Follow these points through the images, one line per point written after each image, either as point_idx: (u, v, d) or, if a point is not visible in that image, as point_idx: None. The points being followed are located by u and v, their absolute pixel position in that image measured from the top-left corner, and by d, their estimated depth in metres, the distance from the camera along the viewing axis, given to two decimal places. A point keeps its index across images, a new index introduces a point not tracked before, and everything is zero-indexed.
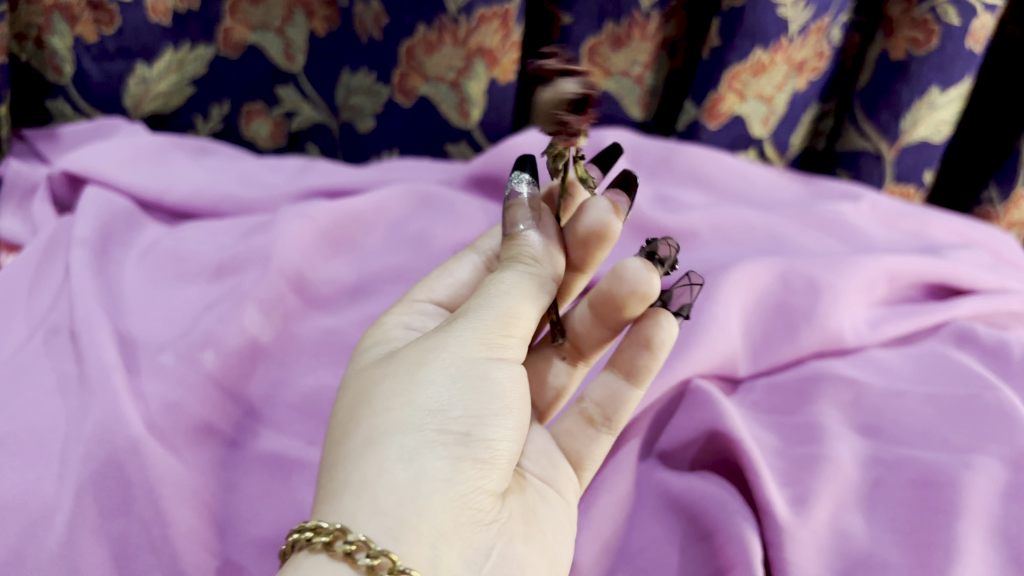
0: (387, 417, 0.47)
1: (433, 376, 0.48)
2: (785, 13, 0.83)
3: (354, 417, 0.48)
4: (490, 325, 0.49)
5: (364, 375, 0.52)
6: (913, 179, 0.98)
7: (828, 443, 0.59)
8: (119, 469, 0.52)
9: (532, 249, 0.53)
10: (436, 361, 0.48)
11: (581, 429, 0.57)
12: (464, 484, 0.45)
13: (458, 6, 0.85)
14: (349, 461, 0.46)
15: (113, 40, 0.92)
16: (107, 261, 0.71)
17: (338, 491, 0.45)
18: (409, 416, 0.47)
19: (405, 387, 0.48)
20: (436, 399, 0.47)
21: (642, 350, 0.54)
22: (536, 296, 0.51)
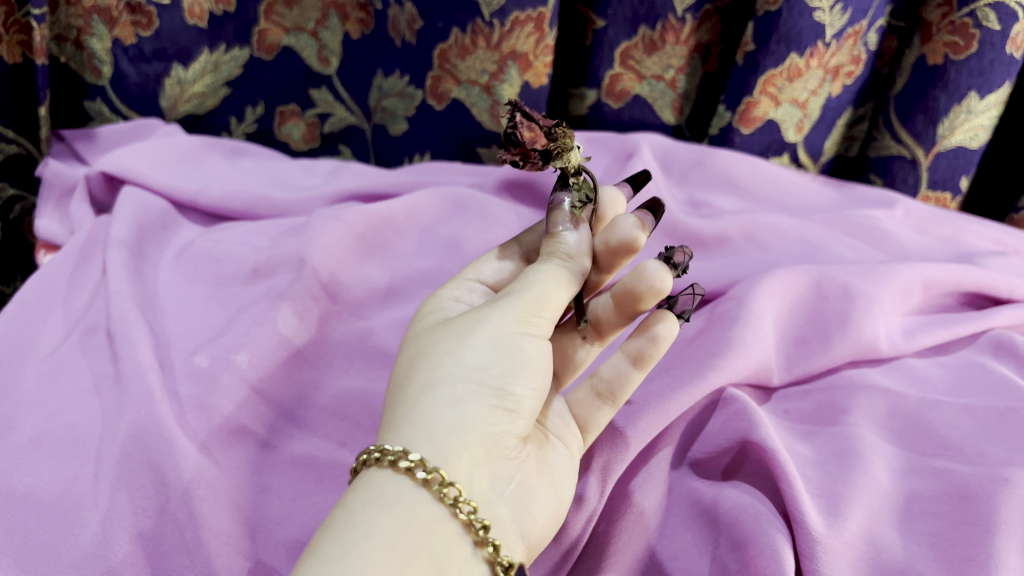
0: (441, 369, 0.49)
1: (479, 337, 0.49)
2: (821, 18, 0.83)
3: (411, 371, 0.50)
4: (526, 304, 0.50)
5: (422, 335, 0.53)
6: (949, 185, 0.97)
7: (863, 455, 0.58)
8: (156, 470, 0.53)
9: (567, 247, 0.54)
10: (483, 324, 0.50)
11: (590, 401, 0.56)
12: (500, 428, 0.48)
13: (491, 10, 0.85)
14: (408, 403, 0.48)
15: (150, 42, 0.93)
16: (143, 262, 0.72)
17: (398, 427, 0.47)
18: (459, 369, 0.49)
19: (455, 345, 0.50)
20: (480, 358, 0.49)
21: (645, 339, 0.53)
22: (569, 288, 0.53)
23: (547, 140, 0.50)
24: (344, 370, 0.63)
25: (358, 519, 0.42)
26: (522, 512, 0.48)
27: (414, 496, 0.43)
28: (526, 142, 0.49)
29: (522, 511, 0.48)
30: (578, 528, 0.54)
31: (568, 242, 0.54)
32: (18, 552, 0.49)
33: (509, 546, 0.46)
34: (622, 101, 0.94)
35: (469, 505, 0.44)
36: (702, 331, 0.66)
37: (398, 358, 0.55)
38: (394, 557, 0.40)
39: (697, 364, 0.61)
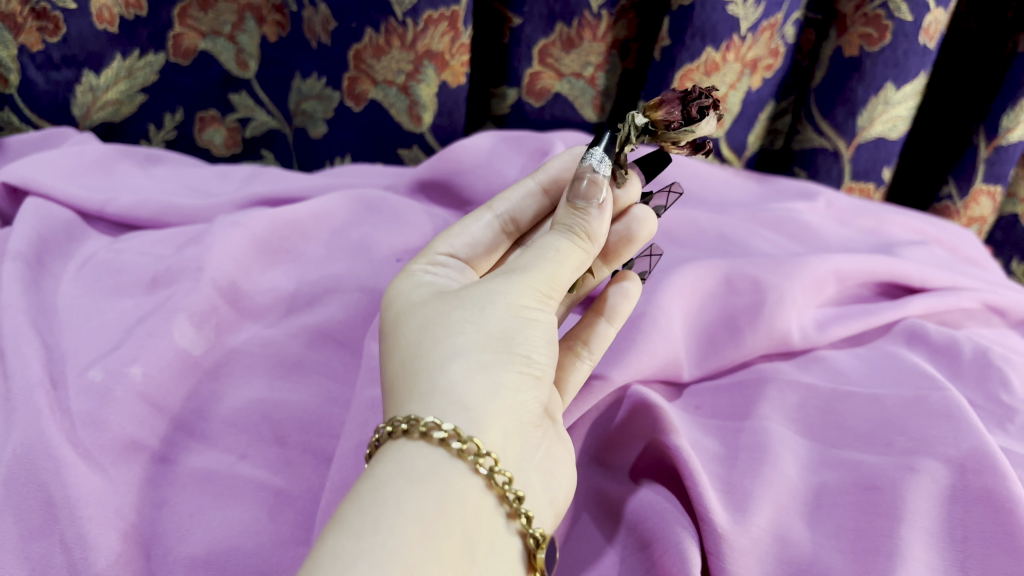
0: (461, 337, 0.47)
1: (500, 306, 0.48)
2: (735, 11, 0.82)
3: (418, 342, 0.48)
4: (542, 278, 0.50)
5: (423, 305, 0.50)
6: (872, 175, 0.98)
7: (772, 449, 0.58)
8: (42, 491, 0.51)
9: (589, 225, 0.52)
10: (502, 292, 0.49)
11: (572, 362, 0.57)
12: (526, 396, 0.47)
13: (403, 10, 0.84)
14: (429, 371, 0.46)
15: (58, 48, 0.90)
16: (42, 275, 0.69)
17: (423, 395, 0.45)
18: (480, 338, 0.47)
19: (473, 313, 0.48)
20: (503, 327, 0.47)
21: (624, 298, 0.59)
22: (580, 263, 0.52)
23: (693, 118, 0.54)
24: (245, 379, 0.62)
25: (388, 493, 0.40)
26: (547, 482, 0.47)
27: (447, 468, 0.41)
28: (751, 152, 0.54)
29: (547, 480, 0.47)
30: None
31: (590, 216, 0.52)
32: None
33: (537, 514, 0.45)
34: (542, 101, 0.93)
35: (504, 476, 0.42)
36: None
37: (385, 334, 0.51)
38: (426, 535, 0.38)
39: (602, 366, 0.61)
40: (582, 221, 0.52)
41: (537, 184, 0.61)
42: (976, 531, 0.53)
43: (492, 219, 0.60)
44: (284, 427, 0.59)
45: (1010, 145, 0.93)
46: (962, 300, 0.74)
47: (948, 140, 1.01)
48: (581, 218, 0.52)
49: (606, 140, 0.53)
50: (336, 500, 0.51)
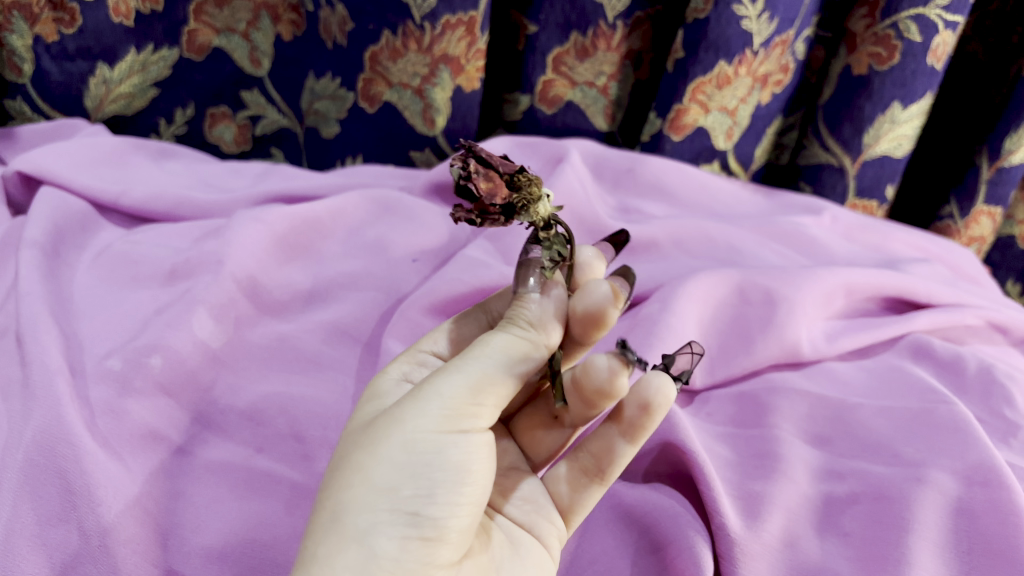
0: (350, 493, 0.42)
1: (392, 448, 0.43)
2: (749, 26, 0.84)
3: (321, 488, 0.44)
4: (446, 406, 0.43)
5: (349, 437, 0.47)
6: (876, 194, 0.99)
7: (782, 456, 0.59)
8: (61, 476, 0.51)
9: (529, 313, 0.48)
10: (401, 427, 0.43)
11: (578, 480, 0.54)
12: (419, 558, 0.41)
13: (422, 14, 0.84)
14: (313, 535, 0.41)
15: (73, 39, 0.91)
16: (58, 264, 0.70)
17: (301, 565, 0.40)
18: (367, 494, 0.42)
19: (365, 461, 0.43)
20: (392, 476, 0.42)
21: (639, 410, 0.49)
22: (523, 363, 0.46)
23: (508, 190, 0.42)
24: (262, 373, 0.62)
25: None
26: None
27: None
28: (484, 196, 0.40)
29: None
30: None
31: (531, 305, 0.48)
32: None
33: None
34: (555, 108, 0.94)
35: None
36: (623, 335, 0.64)
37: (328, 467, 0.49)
38: None
39: None
40: (523, 314, 0.48)
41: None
42: (981, 543, 0.54)
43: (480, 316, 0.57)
44: (302, 422, 0.60)
45: (1012, 167, 0.94)
46: (966, 317, 0.75)
47: (952, 159, 1.02)
48: (523, 311, 0.48)
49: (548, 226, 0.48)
50: None
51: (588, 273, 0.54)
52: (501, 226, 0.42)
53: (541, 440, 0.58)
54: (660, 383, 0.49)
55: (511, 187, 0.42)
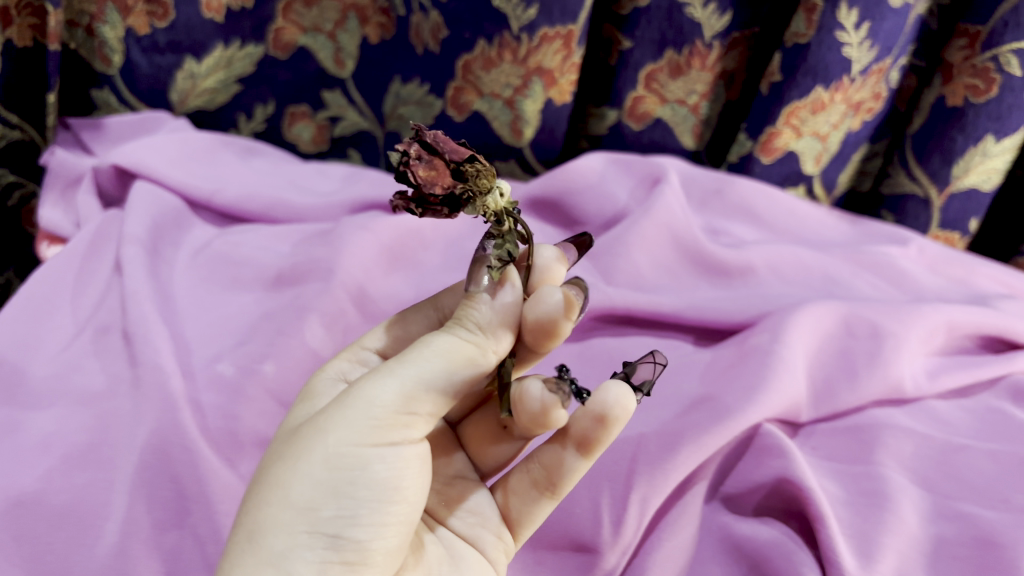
0: (267, 512, 0.42)
1: (313, 464, 0.42)
2: (850, 53, 0.82)
3: (250, 495, 0.45)
4: (370, 418, 0.42)
5: (283, 439, 0.46)
6: (959, 227, 0.97)
7: (892, 496, 0.58)
8: (175, 482, 0.54)
9: (479, 316, 0.44)
10: (321, 441, 0.43)
11: (527, 492, 0.50)
12: None
13: (520, 24, 0.84)
14: (233, 553, 0.42)
15: (164, 33, 0.91)
16: (158, 261, 0.69)
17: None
18: (284, 515, 0.42)
19: (287, 475, 0.43)
20: (310, 497, 0.42)
21: (594, 423, 0.44)
22: (464, 369, 0.43)
23: (451, 179, 0.40)
24: None
25: None
26: None
27: None
28: (423, 183, 0.39)
29: None
30: (610, 561, 0.51)
31: (483, 308, 0.44)
32: (28, 558, 0.50)
33: None
34: (642, 124, 0.93)
35: None
36: (732, 365, 0.62)
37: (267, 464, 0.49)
38: None
39: (731, 400, 0.58)
40: (471, 316, 0.44)
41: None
42: None
43: (431, 312, 0.54)
44: None
45: None
46: None
47: None
48: (470, 310, 0.44)
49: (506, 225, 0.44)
50: None
51: (549, 266, 0.48)
52: (444, 217, 0.41)
53: (490, 448, 0.54)
54: (613, 396, 0.43)
55: (456, 176, 0.41)
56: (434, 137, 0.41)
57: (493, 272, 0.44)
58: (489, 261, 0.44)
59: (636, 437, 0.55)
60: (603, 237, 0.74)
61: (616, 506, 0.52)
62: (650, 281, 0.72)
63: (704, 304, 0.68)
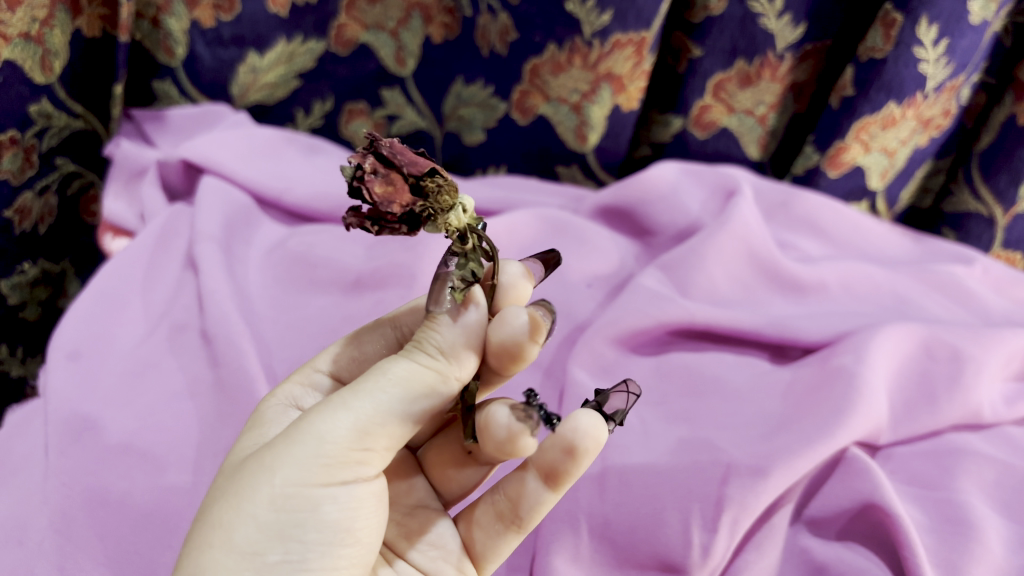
0: (205, 557, 0.39)
1: (259, 504, 0.40)
2: (926, 69, 0.81)
3: (185, 536, 0.41)
4: (328, 453, 0.40)
5: (224, 475, 0.43)
6: (1022, 246, 0.95)
7: (977, 524, 0.57)
8: None
9: (439, 339, 0.42)
10: (267, 477, 0.40)
11: (490, 525, 0.49)
12: None
13: (592, 30, 0.83)
14: None
15: (229, 26, 0.90)
16: (233, 260, 0.69)
17: None
18: (225, 558, 0.39)
19: (229, 516, 0.40)
20: (255, 539, 0.39)
21: (563, 455, 0.43)
22: (421, 398, 0.41)
23: (410, 196, 0.39)
24: None
25: None
26: None
27: None
28: (379, 201, 0.38)
29: None
30: None
31: (444, 328, 0.42)
32: (114, 558, 0.50)
33: None
34: (707, 133, 0.93)
35: None
36: (815, 383, 0.62)
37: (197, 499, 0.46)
38: None
39: (819, 421, 0.57)
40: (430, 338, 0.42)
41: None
42: None
43: (388, 332, 0.52)
44: None
45: None
46: None
47: None
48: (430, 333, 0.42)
49: (468, 244, 0.42)
50: (557, 530, 0.53)
51: (513, 283, 0.46)
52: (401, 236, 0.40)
53: (453, 475, 0.53)
54: (582, 424, 0.42)
55: (416, 192, 0.39)
56: (391, 148, 0.39)
57: (456, 290, 0.42)
58: (451, 280, 0.42)
59: (726, 459, 0.54)
60: (676, 249, 0.74)
61: (707, 527, 0.51)
62: (724, 294, 0.72)
63: (785, 321, 0.67)
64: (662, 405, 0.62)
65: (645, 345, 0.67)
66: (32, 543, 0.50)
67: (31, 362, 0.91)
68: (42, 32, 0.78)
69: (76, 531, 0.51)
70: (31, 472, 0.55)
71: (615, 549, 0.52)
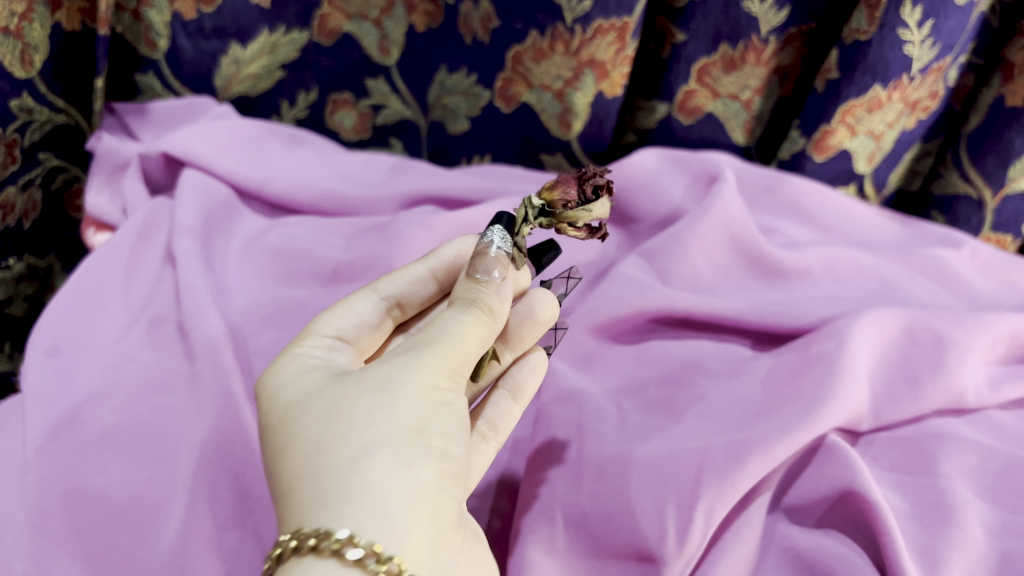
0: (371, 433, 0.42)
1: (409, 394, 0.44)
2: (911, 51, 0.81)
3: (323, 430, 0.43)
4: (457, 354, 0.46)
5: (329, 390, 0.46)
6: (1011, 228, 0.94)
7: (958, 509, 0.57)
8: (236, 480, 0.54)
9: (490, 300, 0.50)
10: (409, 371, 0.45)
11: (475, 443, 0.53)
12: (446, 496, 0.42)
13: (574, 16, 0.82)
14: (340, 474, 0.41)
15: (211, 18, 0.90)
16: (212, 253, 0.69)
17: (332, 502, 0.40)
18: (394, 430, 0.42)
19: (383, 403, 0.43)
20: (416, 416, 0.43)
21: (530, 375, 0.56)
22: (484, 344, 0.49)
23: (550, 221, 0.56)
24: None
25: None
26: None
27: None
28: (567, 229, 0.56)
29: None
30: (674, 572, 0.49)
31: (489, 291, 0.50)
32: (90, 553, 0.50)
33: None
34: (693, 118, 0.92)
35: None
36: (798, 373, 0.61)
37: (268, 433, 0.47)
38: None
39: (799, 405, 0.57)
40: (484, 295, 0.49)
41: (431, 272, 0.58)
42: None
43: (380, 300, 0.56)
44: None
45: None
46: None
47: None
48: (483, 292, 0.50)
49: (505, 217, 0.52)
50: (533, 519, 0.52)
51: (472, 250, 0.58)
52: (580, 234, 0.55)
53: None
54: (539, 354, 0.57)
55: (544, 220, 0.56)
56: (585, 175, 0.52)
57: (501, 253, 0.50)
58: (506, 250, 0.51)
59: (703, 447, 0.54)
60: (658, 236, 0.73)
61: (682, 517, 0.50)
62: (706, 280, 0.71)
63: (765, 307, 0.66)
64: (641, 393, 0.62)
65: (624, 334, 0.67)
66: (9, 539, 0.50)
67: (18, 357, 0.91)
68: (21, 26, 0.77)
69: (53, 526, 0.51)
70: (10, 468, 0.55)
71: (591, 539, 0.52)
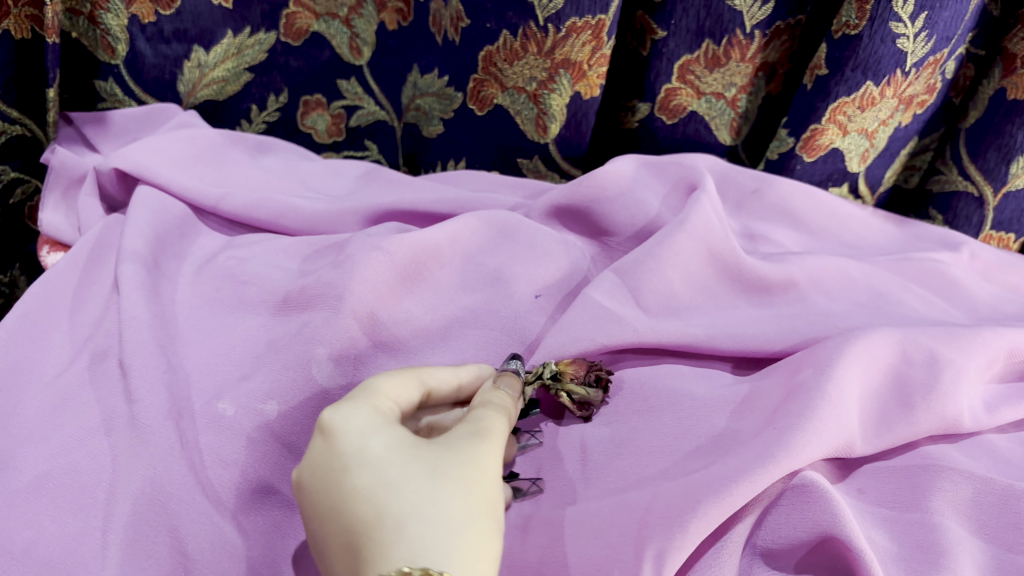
0: (455, 486, 0.43)
1: (484, 466, 0.45)
2: (904, 45, 0.76)
3: (409, 470, 0.43)
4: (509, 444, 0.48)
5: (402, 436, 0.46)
6: (1014, 227, 0.90)
7: (949, 551, 0.53)
8: (172, 535, 0.50)
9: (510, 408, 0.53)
10: (481, 446, 0.46)
11: None
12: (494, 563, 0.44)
13: (546, 15, 0.78)
14: (431, 514, 0.41)
15: (170, 21, 0.86)
16: (160, 278, 0.66)
17: (425, 538, 0.40)
18: (473, 490, 0.43)
19: (464, 467, 0.44)
20: (487, 485, 0.45)
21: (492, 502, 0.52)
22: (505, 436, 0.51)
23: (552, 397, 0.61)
24: None
25: None
26: None
27: None
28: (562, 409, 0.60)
29: None
30: None
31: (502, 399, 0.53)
32: None
33: None
34: (675, 118, 0.88)
35: None
36: (779, 406, 0.56)
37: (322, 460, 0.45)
38: None
39: (775, 438, 0.53)
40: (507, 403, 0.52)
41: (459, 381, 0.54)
42: None
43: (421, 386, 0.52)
44: None
45: None
46: None
47: None
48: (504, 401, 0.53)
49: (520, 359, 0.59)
50: None
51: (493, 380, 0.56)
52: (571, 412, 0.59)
53: None
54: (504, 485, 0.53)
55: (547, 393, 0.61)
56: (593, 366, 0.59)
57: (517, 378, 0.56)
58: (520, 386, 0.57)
59: (672, 490, 0.50)
60: (630, 253, 0.69)
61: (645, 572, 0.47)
62: (683, 299, 0.67)
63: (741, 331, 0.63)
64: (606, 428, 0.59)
65: None
66: None
67: None
68: None
69: None
70: None
71: None
